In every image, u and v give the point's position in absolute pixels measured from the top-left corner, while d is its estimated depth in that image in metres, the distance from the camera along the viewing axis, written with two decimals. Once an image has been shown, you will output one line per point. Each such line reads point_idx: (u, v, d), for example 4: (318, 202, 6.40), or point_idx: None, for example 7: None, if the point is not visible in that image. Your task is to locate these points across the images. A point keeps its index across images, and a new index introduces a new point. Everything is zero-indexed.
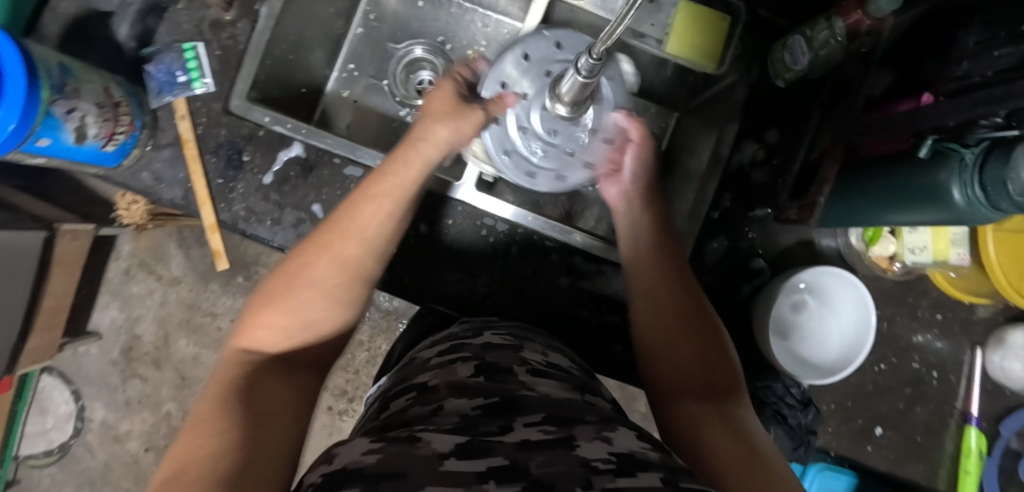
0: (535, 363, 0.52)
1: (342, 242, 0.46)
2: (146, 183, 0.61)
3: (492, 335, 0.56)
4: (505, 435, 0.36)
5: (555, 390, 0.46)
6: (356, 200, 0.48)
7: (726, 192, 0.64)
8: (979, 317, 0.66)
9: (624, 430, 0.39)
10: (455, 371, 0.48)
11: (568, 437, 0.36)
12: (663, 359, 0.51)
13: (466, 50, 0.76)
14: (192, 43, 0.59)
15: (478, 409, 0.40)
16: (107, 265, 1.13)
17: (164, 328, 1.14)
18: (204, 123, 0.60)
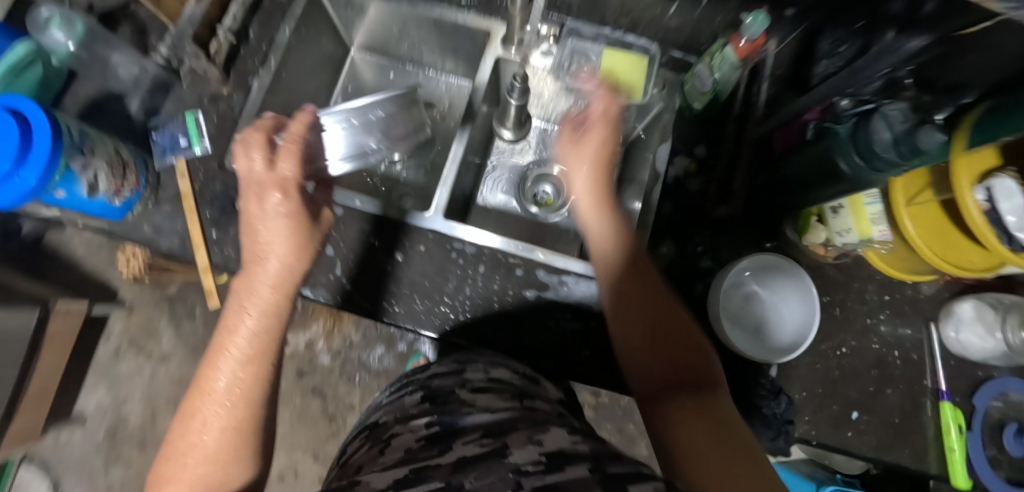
0: (476, 381, 0.57)
1: (209, 382, 0.49)
2: (146, 234, 0.68)
3: (438, 365, 0.62)
4: (445, 454, 0.41)
5: (494, 401, 0.52)
6: (218, 340, 0.52)
7: (666, 201, 0.71)
8: (926, 295, 0.70)
9: (554, 430, 0.44)
10: (403, 404, 0.56)
11: (502, 445, 0.40)
12: (652, 379, 0.50)
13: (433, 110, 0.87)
14: (193, 112, 0.69)
15: (421, 440, 0.45)
16: (97, 347, 1.26)
17: (151, 406, 1.25)
18: (202, 179, 0.68)
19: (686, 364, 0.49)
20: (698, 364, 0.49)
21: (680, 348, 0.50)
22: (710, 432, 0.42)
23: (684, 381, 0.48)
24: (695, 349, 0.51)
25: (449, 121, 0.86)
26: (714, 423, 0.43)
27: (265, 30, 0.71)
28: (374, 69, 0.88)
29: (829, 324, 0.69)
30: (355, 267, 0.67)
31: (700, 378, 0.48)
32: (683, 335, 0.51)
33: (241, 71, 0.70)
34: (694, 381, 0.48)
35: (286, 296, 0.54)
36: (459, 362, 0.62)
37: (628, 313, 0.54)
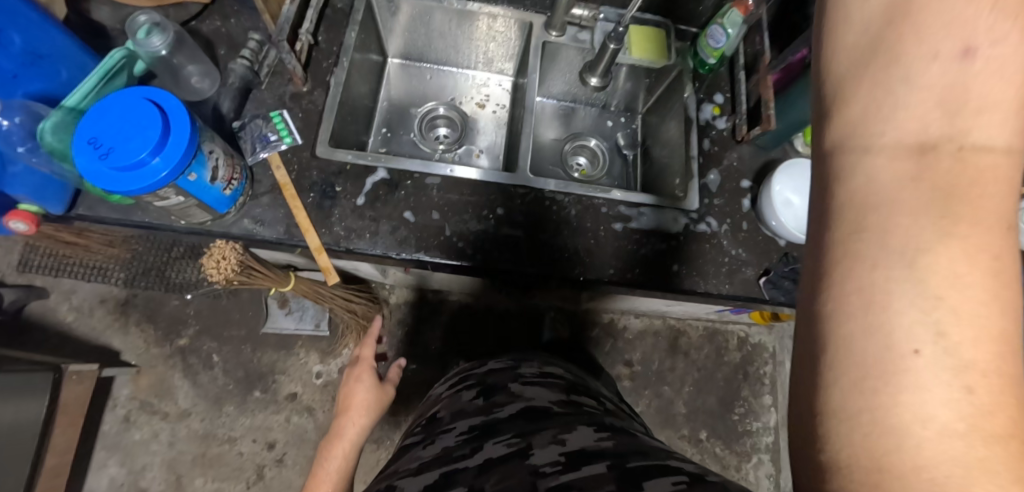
0: (529, 374, 0.77)
1: (316, 482, 0.84)
2: (247, 228, 0.69)
3: (496, 362, 0.83)
4: (474, 457, 0.52)
5: (543, 392, 0.70)
6: (343, 422, 0.91)
7: (704, 139, 0.85)
8: None
9: (581, 430, 0.55)
10: (459, 397, 0.72)
11: (528, 446, 0.51)
12: (867, 111, 0.25)
13: (473, 102, 0.96)
14: (278, 110, 0.73)
15: (461, 439, 0.57)
16: (103, 416, 1.18)
17: (175, 470, 1.16)
18: (296, 169, 0.72)
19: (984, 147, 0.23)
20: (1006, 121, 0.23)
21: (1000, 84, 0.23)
22: (922, 304, 0.23)
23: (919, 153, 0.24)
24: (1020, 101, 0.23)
25: (489, 110, 0.96)
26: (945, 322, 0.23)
27: (334, 35, 0.78)
28: (409, 71, 0.96)
29: None
30: (462, 226, 0.73)
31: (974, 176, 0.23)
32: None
33: (316, 71, 0.76)
34: (954, 172, 0.23)
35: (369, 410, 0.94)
36: (515, 361, 0.84)
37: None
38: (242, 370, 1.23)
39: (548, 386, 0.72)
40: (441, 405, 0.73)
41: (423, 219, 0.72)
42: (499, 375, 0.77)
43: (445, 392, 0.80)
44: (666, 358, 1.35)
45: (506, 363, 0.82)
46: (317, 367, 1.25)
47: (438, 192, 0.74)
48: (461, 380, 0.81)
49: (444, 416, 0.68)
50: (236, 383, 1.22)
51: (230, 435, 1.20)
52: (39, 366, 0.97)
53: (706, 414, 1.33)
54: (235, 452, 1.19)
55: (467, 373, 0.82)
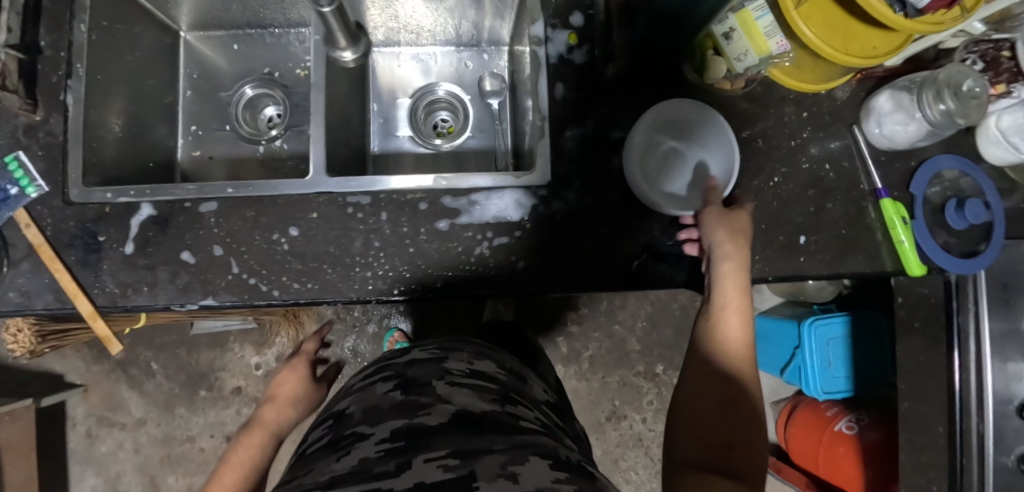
0: (457, 371, 0.58)
1: (267, 415, 0.68)
2: (15, 302, 0.60)
3: (418, 351, 0.64)
4: (401, 476, 0.36)
5: (471, 399, 0.50)
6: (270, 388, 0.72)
7: (557, 82, 0.65)
8: (842, 101, 0.68)
9: (535, 460, 0.39)
10: (373, 392, 0.54)
11: (471, 475, 0.35)
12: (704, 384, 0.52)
13: (295, 70, 0.79)
14: (13, 154, 0.61)
15: (382, 451, 0.41)
16: (65, 436, 1.12)
17: (147, 472, 1.13)
18: (50, 223, 0.60)
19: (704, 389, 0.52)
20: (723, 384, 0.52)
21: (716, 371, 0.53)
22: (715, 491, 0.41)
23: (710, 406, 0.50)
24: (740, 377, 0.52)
25: None
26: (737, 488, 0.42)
27: (59, 35, 0.62)
28: (211, 46, 0.78)
29: (754, 156, 0.66)
30: (253, 256, 0.61)
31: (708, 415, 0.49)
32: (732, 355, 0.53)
33: (48, 91, 0.61)
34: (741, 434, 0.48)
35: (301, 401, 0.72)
36: (442, 351, 0.65)
37: (721, 293, 0.56)
38: (183, 371, 1.14)
39: (480, 388, 0.54)
40: (352, 404, 0.54)
41: (206, 258, 0.61)
42: (422, 369, 0.58)
43: (363, 384, 0.59)
44: (614, 296, 1.21)
45: (431, 352, 0.64)
46: (256, 360, 1.15)
47: (217, 221, 0.61)
48: (379, 371, 0.62)
49: (356, 416, 0.50)
50: (180, 386, 1.14)
51: (189, 434, 1.14)
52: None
53: (664, 349, 1.21)
54: (198, 448, 1.14)
55: (386, 363, 0.64)
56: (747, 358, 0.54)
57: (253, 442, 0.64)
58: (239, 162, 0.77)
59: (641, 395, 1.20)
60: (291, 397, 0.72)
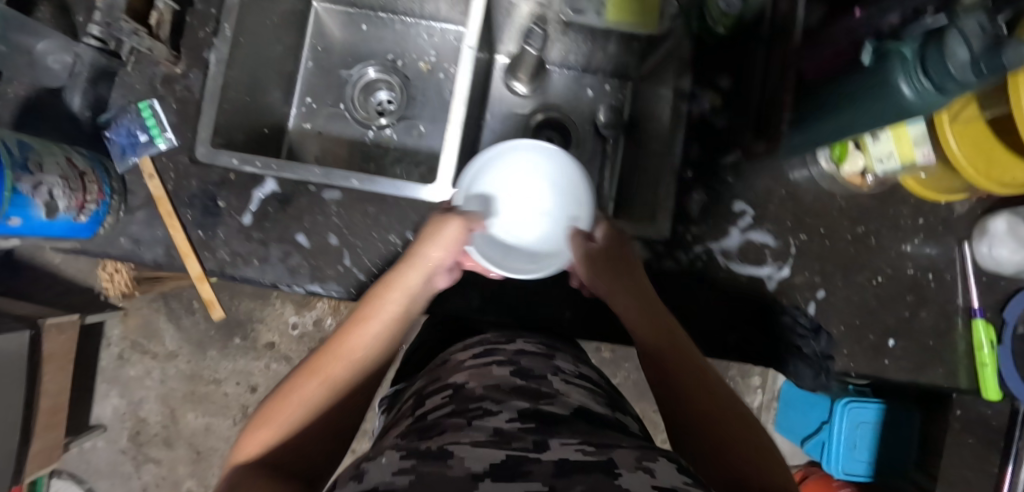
0: (567, 372, 0.59)
1: (331, 364, 0.51)
2: (125, 248, 0.60)
3: (524, 342, 0.64)
4: (546, 451, 0.34)
5: (587, 400, 0.52)
6: (375, 290, 0.56)
7: (694, 143, 0.66)
8: (959, 215, 0.69)
9: (665, 460, 0.36)
10: (490, 371, 0.54)
11: (613, 461, 0.34)
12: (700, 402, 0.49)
13: (418, 63, 0.78)
14: (147, 100, 0.60)
15: (514, 425, 0.40)
16: (99, 354, 1.12)
17: (169, 405, 1.13)
18: (173, 177, 0.60)
19: (636, 318, 0.57)
20: (649, 313, 0.57)
21: (648, 323, 0.56)
22: None
23: (677, 377, 0.51)
24: (662, 321, 0.56)
25: (438, 74, 0.78)
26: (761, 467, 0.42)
27: None
28: (338, 20, 0.77)
29: (865, 254, 0.67)
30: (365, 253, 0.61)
31: (693, 375, 0.51)
32: (659, 327, 0.55)
33: (191, 47, 0.61)
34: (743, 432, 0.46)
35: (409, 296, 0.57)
36: (546, 347, 0.64)
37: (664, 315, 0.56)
38: (222, 315, 1.14)
39: (589, 390, 0.56)
40: (464, 375, 0.55)
41: (319, 244, 0.61)
42: (533, 361, 0.59)
43: (468, 359, 0.59)
44: None
45: (536, 346, 0.64)
46: (293, 319, 1.14)
47: (337, 211, 0.61)
48: (481, 343, 0.64)
49: (477, 389, 0.49)
50: (217, 328, 1.14)
51: (216, 377, 1.14)
52: (8, 323, 0.88)
53: None
54: (222, 392, 1.14)
55: (493, 347, 0.63)
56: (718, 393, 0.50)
57: (388, 313, 0.55)
58: (346, 143, 0.76)
59: (656, 431, 1.21)
60: (410, 288, 0.57)
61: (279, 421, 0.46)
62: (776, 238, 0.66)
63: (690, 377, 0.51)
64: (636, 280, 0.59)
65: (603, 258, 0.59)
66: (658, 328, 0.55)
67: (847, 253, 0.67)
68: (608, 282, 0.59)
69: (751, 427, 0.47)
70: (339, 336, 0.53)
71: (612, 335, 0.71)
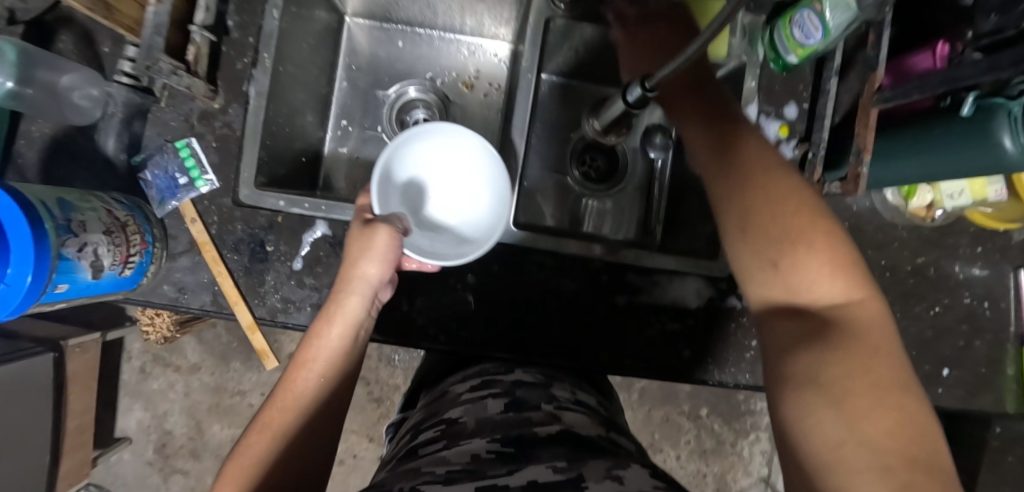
0: (563, 400, 0.52)
1: (278, 412, 0.46)
2: (170, 295, 0.57)
3: (523, 373, 0.56)
4: (512, 475, 0.36)
5: (581, 421, 0.47)
6: (316, 323, 0.50)
7: None
8: (1016, 242, 0.68)
9: (637, 467, 0.38)
10: (484, 407, 0.48)
11: (580, 475, 0.35)
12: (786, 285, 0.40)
13: (457, 82, 0.74)
14: (185, 139, 0.56)
15: (492, 452, 0.40)
16: (119, 368, 1.09)
17: (194, 417, 1.11)
18: (216, 221, 0.57)
19: (721, 198, 0.43)
20: (722, 143, 0.45)
21: (708, 142, 0.45)
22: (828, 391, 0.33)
23: (773, 253, 0.40)
24: (725, 143, 0.45)
25: (479, 94, 0.74)
26: (850, 348, 0.35)
27: (249, 18, 0.57)
28: (373, 36, 0.72)
29: (924, 284, 0.66)
30: (421, 296, 0.60)
31: (808, 272, 0.39)
32: (725, 127, 0.46)
33: (229, 80, 0.56)
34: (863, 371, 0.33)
35: (352, 326, 0.50)
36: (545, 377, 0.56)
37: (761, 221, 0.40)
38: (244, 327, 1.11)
39: (585, 413, 0.49)
40: (457, 410, 0.49)
41: None
42: (529, 391, 0.52)
43: (464, 392, 0.52)
44: None
45: (535, 376, 0.55)
46: None
47: None
48: (479, 372, 0.56)
49: (470, 423, 0.46)
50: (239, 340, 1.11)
51: (240, 388, 1.11)
52: (32, 348, 0.84)
53: (713, 393, 1.22)
54: (247, 403, 1.12)
55: (490, 378, 0.55)
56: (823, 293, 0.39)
57: (330, 343, 0.49)
58: None
59: (679, 432, 1.22)
60: (353, 316, 0.50)
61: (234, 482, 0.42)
62: None
63: (788, 248, 0.39)
64: (714, 95, 0.48)
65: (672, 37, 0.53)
66: (720, 136, 0.45)
67: (908, 284, 0.66)
68: (683, 102, 0.48)
69: (840, 269, 0.39)
70: (283, 379, 0.48)
71: (660, 372, 0.61)
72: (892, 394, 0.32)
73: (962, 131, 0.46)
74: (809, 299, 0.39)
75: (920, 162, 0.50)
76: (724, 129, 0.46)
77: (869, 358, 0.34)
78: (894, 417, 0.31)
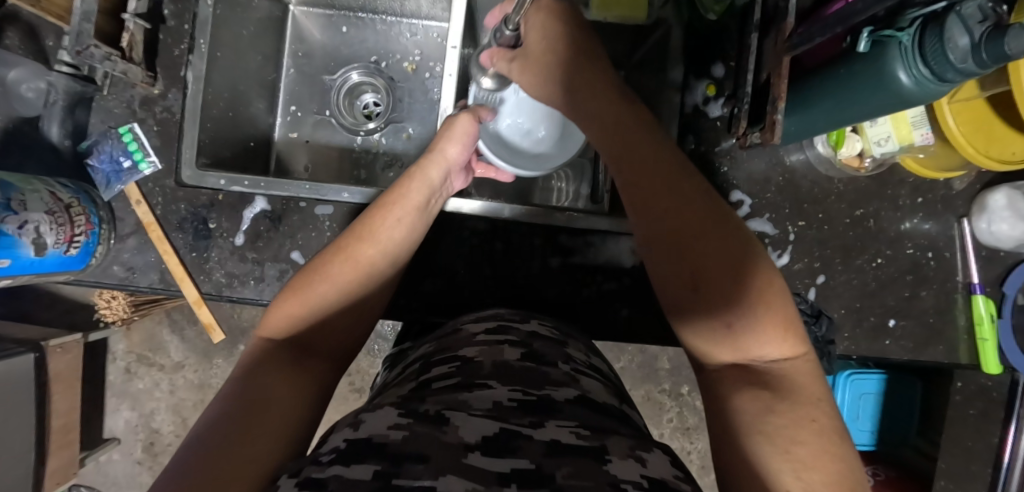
0: (580, 361, 0.50)
1: (361, 246, 0.48)
2: (119, 276, 0.59)
3: (538, 324, 0.55)
4: (538, 427, 0.34)
5: (598, 388, 0.45)
6: (402, 181, 0.54)
7: (688, 134, 0.65)
8: (957, 191, 0.68)
9: (660, 452, 0.35)
10: (500, 352, 0.47)
11: (603, 448, 0.33)
12: (701, 317, 0.40)
13: (402, 63, 0.76)
14: (127, 125, 0.59)
15: (514, 400, 0.38)
16: (105, 369, 1.12)
17: (179, 414, 1.13)
18: (161, 202, 0.59)
19: (664, 268, 0.43)
20: (665, 183, 0.44)
21: (656, 188, 0.44)
22: (765, 431, 0.33)
23: (721, 314, 0.38)
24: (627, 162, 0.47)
25: (424, 73, 0.76)
26: (802, 404, 0.33)
27: (184, 6, 0.59)
28: (318, 23, 0.75)
29: (862, 236, 0.67)
30: None
31: (755, 331, 0.37)
32: (670, 176, 0.44)
33: (168, 66, 0.59)
34: (791, 420, 0.33)
35: (432, 192, 0.55)
36: (561, 332, 0.55)
37: (659, 261, 0.43)
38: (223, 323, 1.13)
39: (602, 382, 0.47)
40: (473, 350, 0.47)
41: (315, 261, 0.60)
42: (546, 345, 0.50)
43: (478, 333, 0.51)
44: None
45: (551, 329, 0.55)
46: None
47: (330, 225, 0.61)
48: (494, 317, 0.56)
49: (486, 365, 0.44)
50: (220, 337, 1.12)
51: None
52: (11, 347, 0.87)
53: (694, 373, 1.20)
54: None
55: (506, 324, 0.54)
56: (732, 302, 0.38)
57: (412, 205, 0.52)
58: (336, 150, 0.75)
59: (662, 411, 1.20)
60: (432, 182, 0.55)
61: (310, 300, 0.44)
62: (774, 226, 0.66)
63: (741, 309, 0.38)
64: (652, 138, 0.47)
65: (550, 42, 0.54)
66: (671, 186, 0.44)
67: (847, 235, 0.67)
68: (615, 146, 0.48)
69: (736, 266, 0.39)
70: (368, 218, 0.50)
71: (596, 330, 0.63)
72: (832, 447, 0.31)
73: (862, 68, 0.47)
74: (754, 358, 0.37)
75: (837, 106, 0.51)
76: (671, 178, 0.44)
77: (815, 408, 0.33)
78: (833, 481, 0.30)
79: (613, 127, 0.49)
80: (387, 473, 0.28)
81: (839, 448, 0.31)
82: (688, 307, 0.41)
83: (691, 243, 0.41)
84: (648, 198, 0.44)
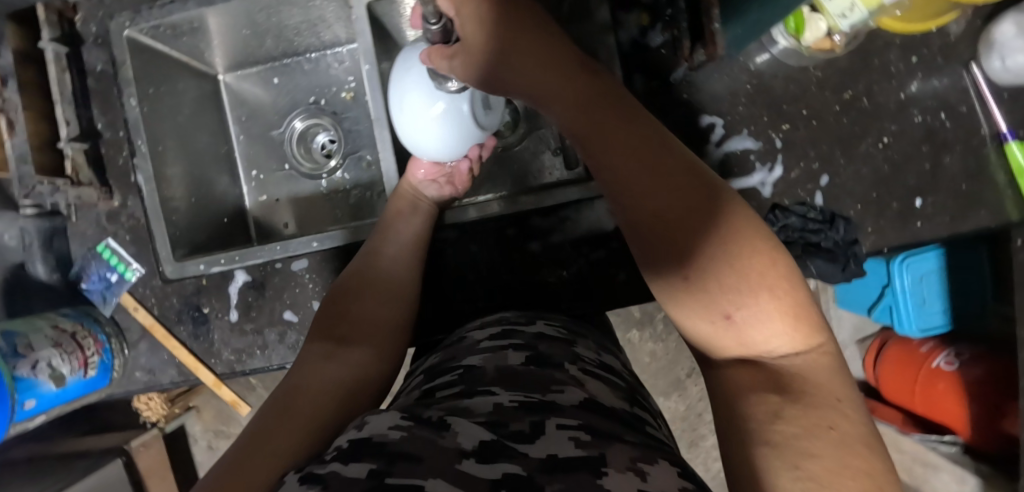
0: (589, 360, 0.45)
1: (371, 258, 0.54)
2: (143, 379, 0.63)
3: (545, 325, 0.51)
4: (536, 441, 0.31)
5: (605, 393, 0.40)
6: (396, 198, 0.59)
7: (635, 73, 0.61)
8: (956, 35, 0.60)
9: (666, 463, 0.31)
10: (504, 357, 0.42)
11: (600, 458, 0.29)
12: (697, 305, 0.34)
13: (340, 94, 0.75)
14: (103, 242, 0.62)
15: (514, 401, 0.36)
16: (193, 451, 1.20)
17: None
18: (154, 303, 0.62)
19: (644, 248, 0.36)
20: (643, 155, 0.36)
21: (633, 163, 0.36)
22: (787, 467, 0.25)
23: (721, 305, 0.33)
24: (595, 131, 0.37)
25: (363, 98, 0.75)
26: (821, 410, 0.28)
27: (113, 115, 0.61)
28: (250, 83, 0.75)
29: (860, 118, 0.60)
30: None
31: (760, 322, 0.32)
32: (649, 147, 0.36)
33: (118, 176, 0.61)
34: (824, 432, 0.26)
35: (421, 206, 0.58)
36: (570, 331, 0.51)
37: (642, 249, 0.37)
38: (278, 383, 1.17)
39: (611, 383, 0.42)
40: (476, 357, 0.43)
41: (307, 315, 0.61)
42: (553, 346, 0.45)
43: (481, 341, 0.47)
44: None
45: (558, 329, 0.50)
46: None
47: (310, 277, 0.61)
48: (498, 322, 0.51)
49: (488, 370, 0.40)
50: None
51: None
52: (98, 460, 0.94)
53: None
54: None
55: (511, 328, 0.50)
56: (734, 291, 0.33)
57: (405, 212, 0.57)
58: (306, 199, 0.75)
59: None
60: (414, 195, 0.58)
61: (343, 305, 0.50)
62: (756, 139, 0.60)
63: (743, 297, 0.32)
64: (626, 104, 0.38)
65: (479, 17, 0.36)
66: (653, 164, 0.36)
67: (841, 123, 0.60)
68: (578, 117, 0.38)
69: (737, 245, 0.33)
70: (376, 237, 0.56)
71: (600, 303, 0.60)
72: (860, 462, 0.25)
73: None
74: (761, 351, 0.33)
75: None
76: (651, 152, 0.36)
77: (835, 416, 0.27)
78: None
79: (577, 105, 0.37)
80: (380, 471, 0.26)
81: (866, 463, 0.25)
82: (678, 297, 0.35)
83: (674, 226, 0.34)
84: (623, 183, 0.36)
